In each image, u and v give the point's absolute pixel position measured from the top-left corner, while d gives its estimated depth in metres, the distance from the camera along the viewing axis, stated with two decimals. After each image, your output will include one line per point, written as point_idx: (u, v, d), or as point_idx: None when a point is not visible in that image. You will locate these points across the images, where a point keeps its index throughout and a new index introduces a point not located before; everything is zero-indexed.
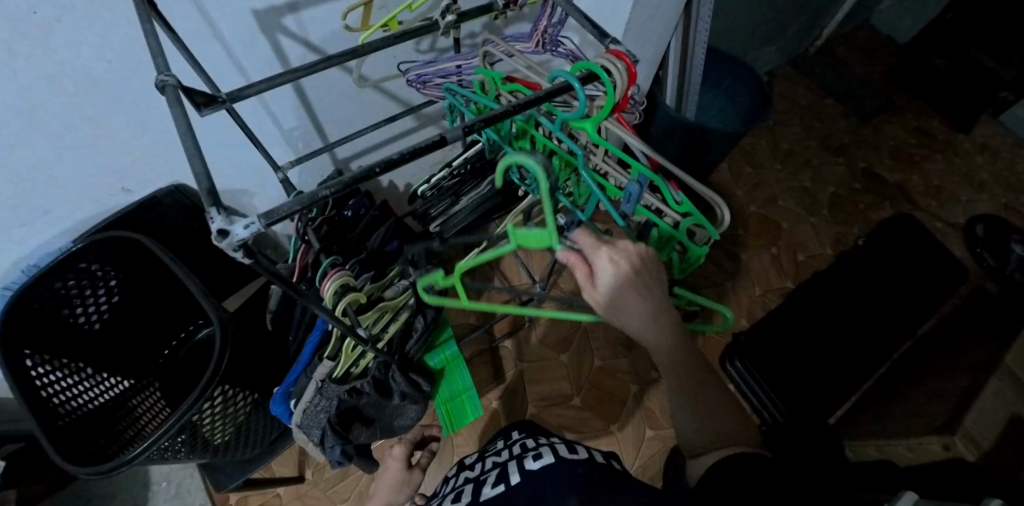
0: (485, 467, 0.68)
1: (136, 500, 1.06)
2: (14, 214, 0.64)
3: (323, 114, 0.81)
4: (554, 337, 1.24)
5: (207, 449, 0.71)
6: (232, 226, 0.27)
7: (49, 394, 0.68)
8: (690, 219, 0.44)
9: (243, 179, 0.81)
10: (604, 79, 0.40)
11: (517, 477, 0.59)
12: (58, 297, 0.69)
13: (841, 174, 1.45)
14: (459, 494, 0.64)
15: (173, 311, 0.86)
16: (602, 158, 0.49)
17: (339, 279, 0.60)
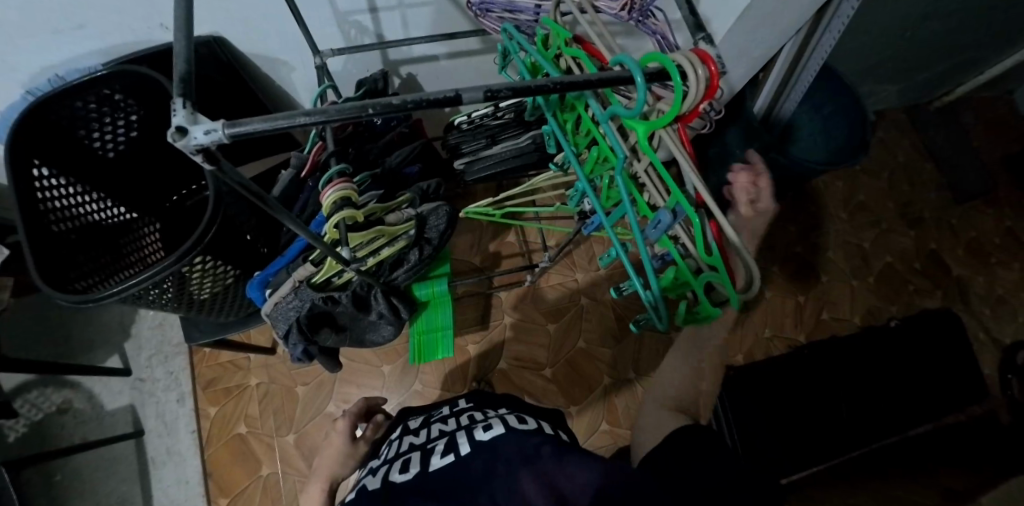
0: (432, 435, 0.67)
1: (125, 317, 1.13)
2: (47, 19, 0.63)
3: (384, 9, 0.74)
4: (549, 306, 1.22)
5: (183, 305, 0.74)
6: (190, 129, 0.25)
7: (51, 204, 0.69)
8: (713, 274, 0.39)
9: (286, 51, 0.77)
10: (675, 81, 0.33)
11: (466, 448, 0.57)
12: (77, 116, 0.70)
13: (905, 247, 1.33)
14: (406, 461, 0.62)
15: (188, 162, 0.86)
16: (643, 170, 0.43)
17: (341, 191, 0.59)
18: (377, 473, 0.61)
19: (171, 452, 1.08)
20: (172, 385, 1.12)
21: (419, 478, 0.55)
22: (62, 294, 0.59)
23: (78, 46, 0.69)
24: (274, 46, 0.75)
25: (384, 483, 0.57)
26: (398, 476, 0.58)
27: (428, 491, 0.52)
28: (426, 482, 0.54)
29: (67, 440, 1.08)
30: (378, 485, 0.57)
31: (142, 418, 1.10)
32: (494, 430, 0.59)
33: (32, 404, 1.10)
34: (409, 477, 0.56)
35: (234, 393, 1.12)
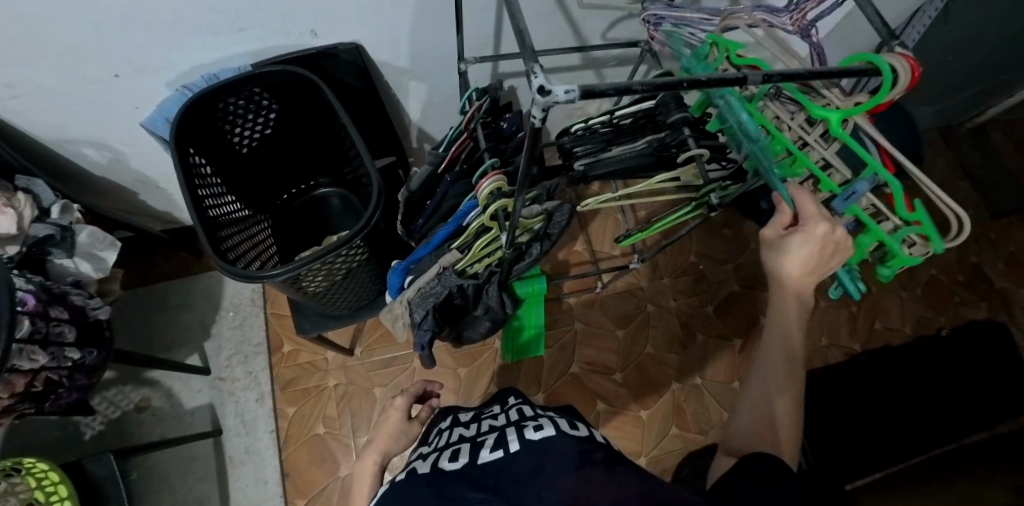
0: (482, 430, 0.59)
1: (208, 317, 1.16)
2: (220, 23, 0.68)
3: (510, 26, 0.81)
4: (616, 312, 1.25)
5: (311, 287, 0.78)
6: (556, 88, 0.31)
7: (202, 191, 0.73)
8: (915, 228, 0.48)
9: (413, 61, 0.83)
10: (884, 73, 0.44)
11: (516, 445, 0.48)
12: (228, 112, 0.74)
13: (946, 261, 1.40)
14: (454, 451, 0.54)
15: (306, 163, 0.90)
16: (828, 154, 0.53)
17: (496, 182, 0.61)
18: (417, 462, 0.53)
19: (250, 452, 1.09)
20: (252, 384, 1.13)
21: (466, 467, 0.47)
22: (233, 269, 0.64)
23: (234, 48, 0.74)
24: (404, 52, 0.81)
25: (428, 470, 0.49)
26: (448, 463, 0.49)
27: (476, 475, 0.44)
28: (477, 467, 0.46)
29: (146, 438, 1.08)
30: (419, 471, 0.49)
31: (221, 416, 1.11)
32: (545, 430, 0.50)
33: (110, 402, 1.10)
34: (460, 464, 0.48)
35: (312, 394, 1.13)
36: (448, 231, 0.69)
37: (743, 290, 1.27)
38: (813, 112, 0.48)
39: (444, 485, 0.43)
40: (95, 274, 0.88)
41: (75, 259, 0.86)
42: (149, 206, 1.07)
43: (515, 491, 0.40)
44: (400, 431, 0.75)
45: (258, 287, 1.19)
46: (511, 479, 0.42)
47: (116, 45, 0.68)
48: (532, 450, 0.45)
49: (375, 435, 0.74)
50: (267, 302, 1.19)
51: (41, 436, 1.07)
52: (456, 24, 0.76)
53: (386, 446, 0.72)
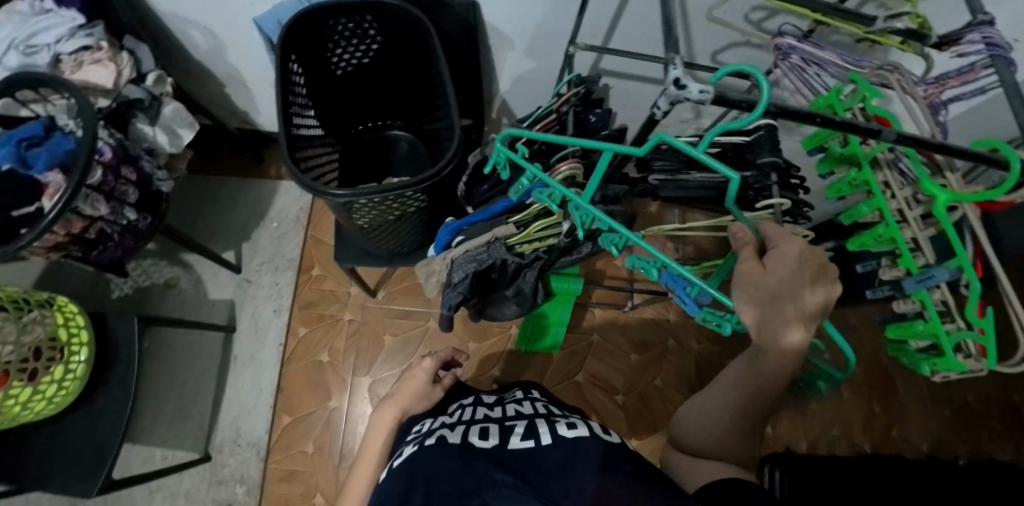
0: (508, 414, 0.63)
1: (252, 220, 1.20)
2: None
3: (625, 23, 0.79)
4: (638, 336, 1.22)
5: (364, 219, 0.79)
6: (692, 86, 0.31)
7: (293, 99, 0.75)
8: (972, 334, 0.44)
9: (520, 31, 0.83)
10: (1017, 165, 0.41)
11: (548, 439, 0.50)
12: (335, 30, 0.75)
13: (989, 390, 1.32)
14: (482, 428, 0.57)
15: (390, 101, 0.91)
16: (918, 235, 0.50)
17: (569, 170, 0.62)
18: (444, 431, 0.57)
19: (254, 357, 1.12)
20: (274, 295, 1.16)
21: (496, 447, 0.49)
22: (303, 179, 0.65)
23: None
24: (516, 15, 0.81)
25: (459, 442, 0.52)
26: (478, 440, 0.52)
27: (504, 457, 0.46)
28: (506, 452, 0.48)
29: (166, 314, 1.12)
30: (451, 440, 0.52)
31: (238, 316, 1.15)
32: (578, 430, 0.52)
33: (144, 271, 1.15)
34: (490, 444, 0.50)
35: (326, 321, 1.16)
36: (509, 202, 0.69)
37: None
38: (925, 184, 0.45)
39: (474, 461, 0.45)
40: (168, 148, 0.90)
41: (155, 129, 0.89)
42: (231, 100, 1.11)
43: (544, 483, 0.41)
44: (421, 393, 0.74)
45: (306, 206, 1.22)
46: (540, 470, 0.44)
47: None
48: (565, 447, 0.48)
49: (396, 390, 0.74)
50: (309, 222, 1.21)
51: (76, 283, 1.13)
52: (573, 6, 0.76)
53: (407, 404, 0.72)
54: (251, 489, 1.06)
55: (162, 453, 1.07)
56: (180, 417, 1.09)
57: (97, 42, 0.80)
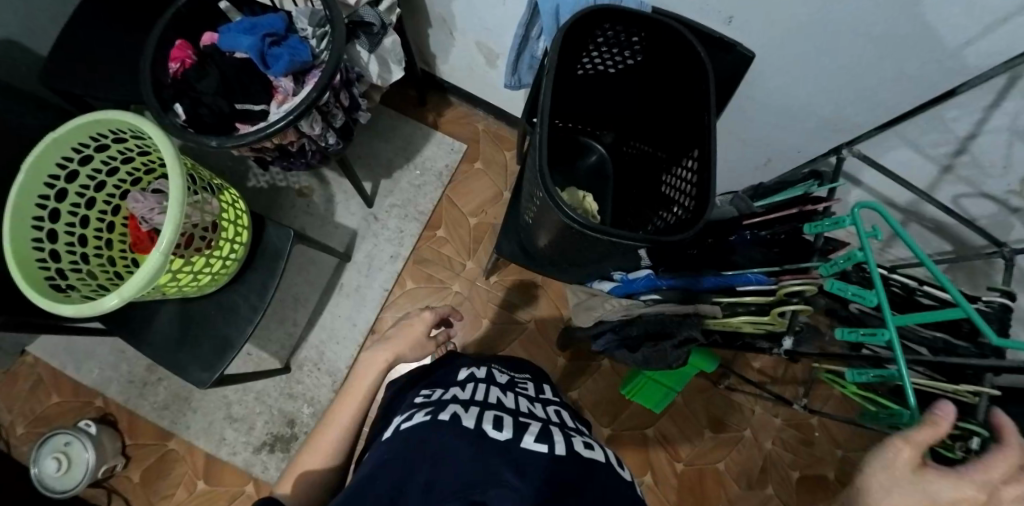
0: (523, 409, 0.54)
1: (399, 161, 1.20)
2: None
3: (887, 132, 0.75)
4: (717, 415, 1.19)
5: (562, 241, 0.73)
6: None
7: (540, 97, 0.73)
8: None
9: (774, 93, 0.80)
10: None
11: (562, 450, 0.42)
12: (611, 34, 0.72)
13: None
14: (496, 418, 0.48)
15: (606, 113, 0.88)
16: None
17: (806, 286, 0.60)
18: (459, 408, 0.48)
19: (357, 291, 1.14)
20: (395, 241, 1.17)
21: (508, 445, 0.41)
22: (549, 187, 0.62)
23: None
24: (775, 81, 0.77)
25: (471, 428, 0.43)
26: (493, 431, 0.44)
27: (518, 460, 0.39)
28: (519, 450, 0.40)
29: (292, 220, 1.14)
30: (462, 424, 0.44)
31: (355, 247, 1.16)
32: (596, 453, 0.45)
33: (284, 173, 1.16)
34: (503, 436, 0.42)
35: (433, 283, 1.16)
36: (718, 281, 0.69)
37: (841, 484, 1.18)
38: None
39: (487, 459, 0.37)
40: (375, 80, 0.88)
41: (370, 57, 0.86)
42: (428, 42, 1.09)
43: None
44: (419, 344, 0.70)
45: (451, 166, 1.21)
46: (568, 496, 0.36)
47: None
48: (582, 469, 0.40)
49: (393, 338, 0.69)
50: (449, 183, 1.21)
51: (223, 160, 1.15)
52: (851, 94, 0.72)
53: (403, 350, 0.66)
54: (316, 412, 1.10)
55: (249, 348, 1.11)
56: (274, 322, 1.12)
57: None
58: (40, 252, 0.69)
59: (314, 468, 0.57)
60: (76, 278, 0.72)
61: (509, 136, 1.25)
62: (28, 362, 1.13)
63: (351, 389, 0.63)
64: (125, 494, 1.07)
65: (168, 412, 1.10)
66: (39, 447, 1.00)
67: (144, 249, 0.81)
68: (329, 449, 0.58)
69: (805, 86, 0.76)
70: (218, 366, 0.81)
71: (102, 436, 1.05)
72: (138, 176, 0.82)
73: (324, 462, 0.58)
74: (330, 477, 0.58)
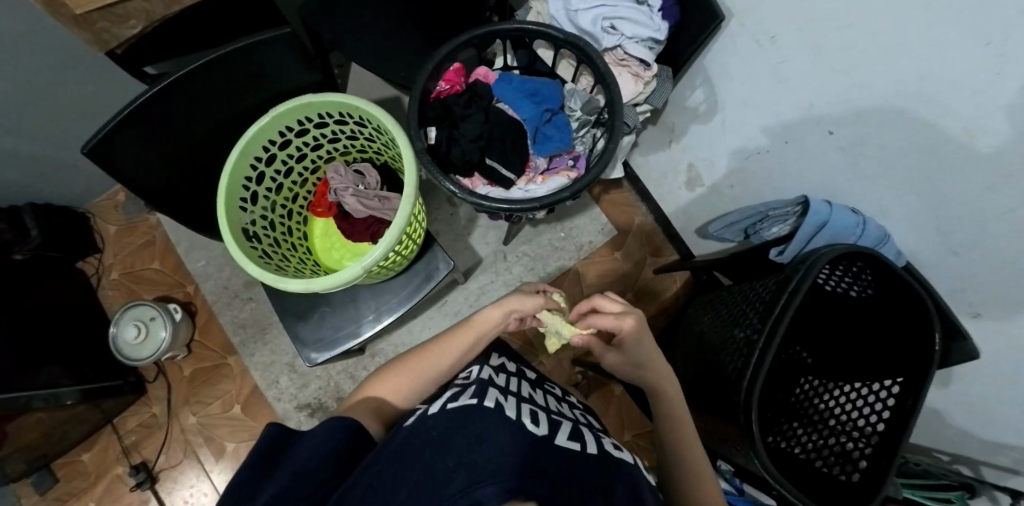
0: (551, 406, 0.60)
1: (551, 217, 1.20)
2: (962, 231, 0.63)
3: None
4: None
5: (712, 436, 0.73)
6: None
7: (760, 299, 0.71)
8: None
9: (968, 391, 0.76)
10: None
11: (593, 450, 0.49)
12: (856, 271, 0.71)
13: None
14: (533, 413, 0.52)
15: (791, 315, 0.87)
16: None
17: None
18: (500, 394, 0.52)
19: (456, 316, 1.15)
20: (510, 286, 1.18)
21: (545, 439, 0.46)
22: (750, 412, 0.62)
23: (917, 227, 0.69)
24: (976, 385, 0.74)
25: (513, 418, 0.47)
26: (530, 422, 0.48)
27: (549, 453, 0.42)
28: (554, 448, 0.44)
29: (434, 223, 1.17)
30: (504, 412, 0.47)
31: (473, 275, 1.18)
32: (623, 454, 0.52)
33: None
34: (540, 431, 0.47)
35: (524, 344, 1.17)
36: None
37: None
38: None
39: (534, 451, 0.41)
40: None
41: None
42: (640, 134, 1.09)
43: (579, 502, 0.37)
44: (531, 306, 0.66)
45: (593, 245, 1.21)
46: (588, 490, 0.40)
47: (881, 142, 0.65)
48: (608, 464, 0.47)
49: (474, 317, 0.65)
50: (583, 259, 1.21)
51: None
52: None
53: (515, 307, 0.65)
54: None
55: None
56: None
57: (653, 60, 0.76)
58: (245, 191, 0.73)
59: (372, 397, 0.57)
60: (260, 228, 0.77)
61: (658, 244, 1.22)
62: (151, 222, 1.19)
63: (415, 359, 0.61)
64: (170, 380, 1.12)
65: (242, 332, 1.13)
66: (122, 311, 1.03)
67: (319, 213, 0.85)
68: (403, 384, 0.59)
69: (1008, 406, 0.71)
70: (328, 351, 0.84)
71: (181, 325, 1.09)
72: (348, 151, 0.86)
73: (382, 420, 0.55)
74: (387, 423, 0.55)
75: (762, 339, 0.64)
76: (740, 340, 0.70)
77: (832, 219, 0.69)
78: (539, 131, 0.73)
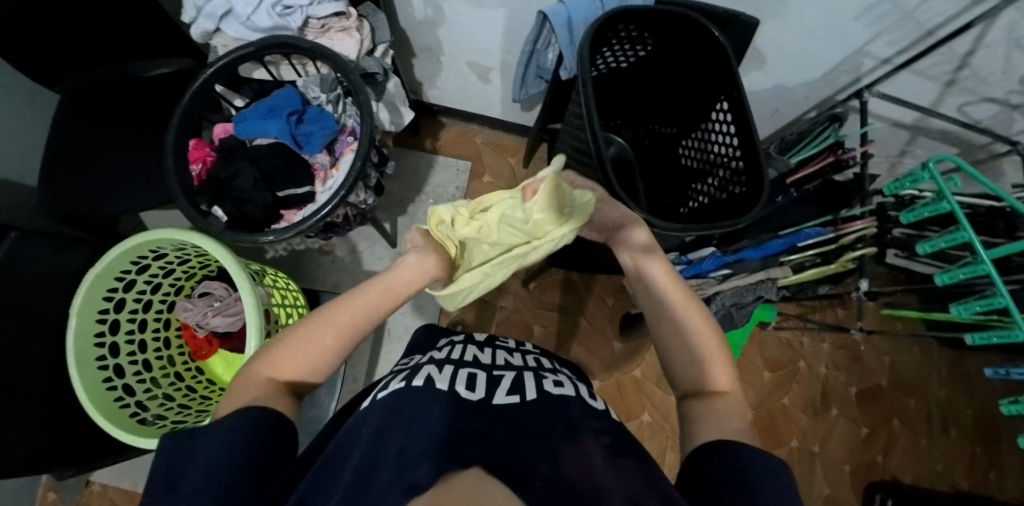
0: (497, 361, 0.57)
1: (410, 197, 1.18)
2: None
3: (891, 64, 0.79)
4: (773, 355, 1.25)
5: None
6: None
7: (578, 113, 0.73)
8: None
9: (782, 53, 0.82)
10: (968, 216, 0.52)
11: (533, 395, 0.48)
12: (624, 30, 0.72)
13: None
14: (471, 376, 0.50)
15: (629, 106, 0.90)
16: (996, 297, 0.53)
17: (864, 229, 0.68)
18: (434, 369, 0.50)
19: (407, 332, 1.14)
20: None
21: (482, 404, 0.45)
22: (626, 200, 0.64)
23: None
24: (782, 44, 0.80)
25: (445, 390, 0.46)
26: (464, 389, 0.47)
27: (488, 419, 0.42)
28: (493, 408, 0.44)
29: (325, 281, 1.12)
30: (436, 387, 0.46)
31: None
32: (564, 389, 0.51)
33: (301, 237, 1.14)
34: (475, 396, 0.46)
35: (478, 304, 1.18)
36: (724, 256, 0.74)
37: (890, 388, 1.27)
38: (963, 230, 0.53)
39: (461, 419, 0.41)
40: (389, 127, 0.85)
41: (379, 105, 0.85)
42: (413, 70, 1.08)
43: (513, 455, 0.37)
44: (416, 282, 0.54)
45: (462, 187, 1.20)
46: (519, 434, 0.40)
47: None
48: (546, 402, 0.47)
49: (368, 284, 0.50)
50: None
51: None
52: (854, 37, 0.75)
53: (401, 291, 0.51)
54: None
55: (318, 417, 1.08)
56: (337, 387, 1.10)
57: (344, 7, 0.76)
58: (113, 390, 0.70)
59: (269, 378, 0.43)
60: (155, 405, 0.74)
61: (509, 143, 1.24)
62: (96, 491, 1.10)
63: (316, 327, 0.46)
64: None
65: None
66: None
67: (206, 354, 0.81)
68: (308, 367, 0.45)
69: (810, 39, 0.78)
70: None
71: None
72: (180, 284, 0.81)
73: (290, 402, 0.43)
74: (291, 404, 0.43)
75: (590, 135, 0.66)
76: (587, 152, 0.71)
77: (573, 10, 0.71)
78: (300, 136, 0.71)
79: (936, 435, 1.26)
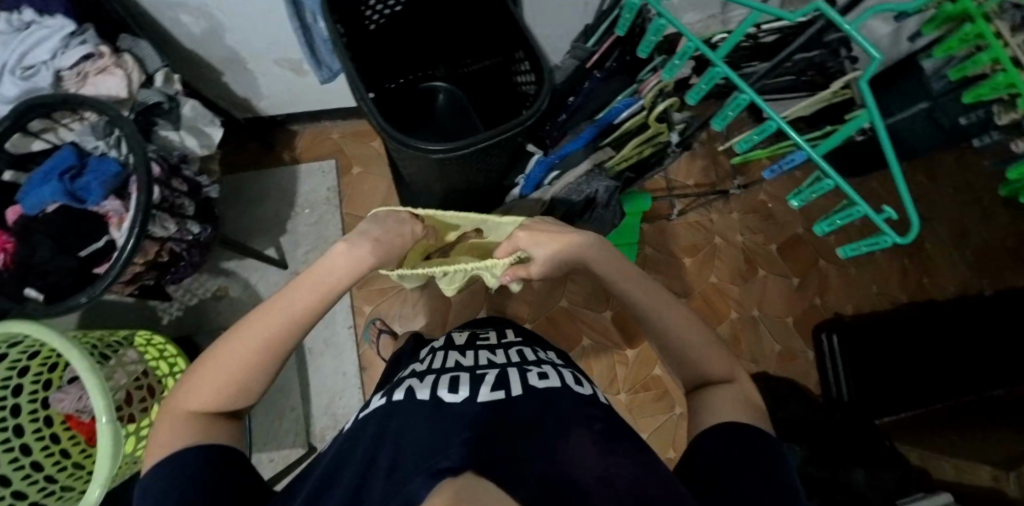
0: (481, 363, 0.54)
1: (285, 213, 1.15)
2: None
3: None
4: (689, 240, 1.26)
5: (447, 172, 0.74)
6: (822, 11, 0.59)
7: None
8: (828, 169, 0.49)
9: None
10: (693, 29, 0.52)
11: (519, 390, 0.46)
12: None
13: (1001, 226, 1.35)
14: (453, 377, 0.48)
15: (432, 49, 0.87)
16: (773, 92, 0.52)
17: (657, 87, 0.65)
18: (414, 380, 0.49)
19: (327, 345, 1.13)
20: None
21: (468, 404, 0.42)
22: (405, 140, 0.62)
23: None
24: None
25: (428, 398, 0.44)
26: (448, 394, 0.44)
27: (479, 418, 0.39)
28: (481, 405, 0.42)
29: (225, 325, 1.09)
30: (418, 397, 0.44)
31: None
32: (550, 382, 0.49)
33: (189, 290, 1.10)
34: (460, 399, 0.43)
35: (389, 294, 1.16)
36: (549, 159, 0.75)
37: (808, 232, 1.29)
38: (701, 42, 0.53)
39: (448, 421, 0.38)
40: (200, 151, 0.85)
41: (181, 134, 0.83)
42: (230, 88, 1.02)
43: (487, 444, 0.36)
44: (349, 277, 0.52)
45: (334, 186, 1.17)
46: (510, 430, 0.38)
47: None
48: (536, 400, 0.44)
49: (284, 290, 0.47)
50: (341, 202, 1.17)
51: (124, 316, 1.08)
52: None
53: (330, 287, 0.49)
54: None
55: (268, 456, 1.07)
56: (275, 419, 1.09)
57: (94, 46, 0.72)
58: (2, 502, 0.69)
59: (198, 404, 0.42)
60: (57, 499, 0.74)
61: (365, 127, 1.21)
62: None
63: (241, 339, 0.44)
64: None
65: None
66: None
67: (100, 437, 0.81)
68: (220, 389, 0.43)
69: None
70: None
71: None
72: (46, 377, 0.79)
73: (217, 432, 0.42)
74: (225, 424, 0.43)
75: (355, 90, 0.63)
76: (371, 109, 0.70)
77: None
78: (83, 190, 0.68)
79: (861, 261, 1.29)
